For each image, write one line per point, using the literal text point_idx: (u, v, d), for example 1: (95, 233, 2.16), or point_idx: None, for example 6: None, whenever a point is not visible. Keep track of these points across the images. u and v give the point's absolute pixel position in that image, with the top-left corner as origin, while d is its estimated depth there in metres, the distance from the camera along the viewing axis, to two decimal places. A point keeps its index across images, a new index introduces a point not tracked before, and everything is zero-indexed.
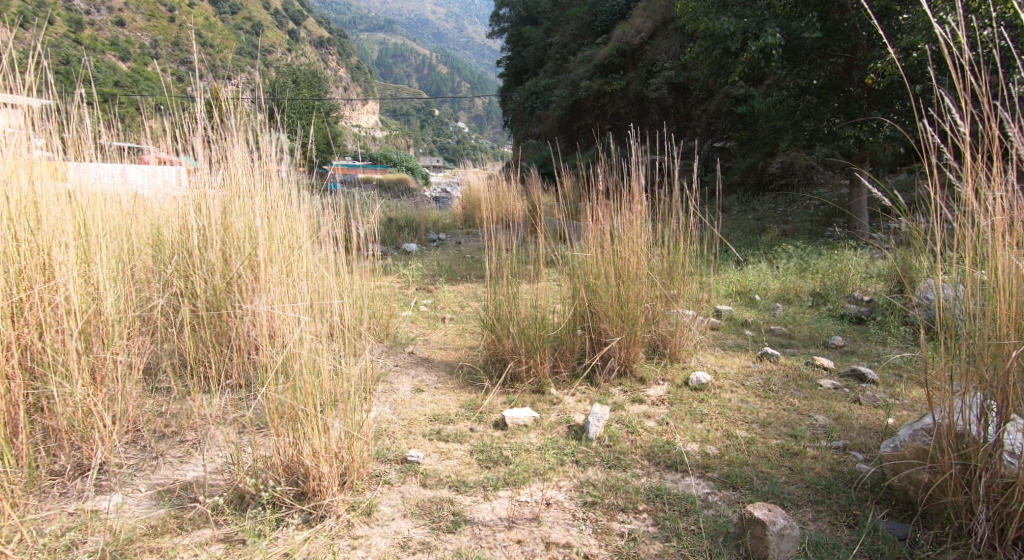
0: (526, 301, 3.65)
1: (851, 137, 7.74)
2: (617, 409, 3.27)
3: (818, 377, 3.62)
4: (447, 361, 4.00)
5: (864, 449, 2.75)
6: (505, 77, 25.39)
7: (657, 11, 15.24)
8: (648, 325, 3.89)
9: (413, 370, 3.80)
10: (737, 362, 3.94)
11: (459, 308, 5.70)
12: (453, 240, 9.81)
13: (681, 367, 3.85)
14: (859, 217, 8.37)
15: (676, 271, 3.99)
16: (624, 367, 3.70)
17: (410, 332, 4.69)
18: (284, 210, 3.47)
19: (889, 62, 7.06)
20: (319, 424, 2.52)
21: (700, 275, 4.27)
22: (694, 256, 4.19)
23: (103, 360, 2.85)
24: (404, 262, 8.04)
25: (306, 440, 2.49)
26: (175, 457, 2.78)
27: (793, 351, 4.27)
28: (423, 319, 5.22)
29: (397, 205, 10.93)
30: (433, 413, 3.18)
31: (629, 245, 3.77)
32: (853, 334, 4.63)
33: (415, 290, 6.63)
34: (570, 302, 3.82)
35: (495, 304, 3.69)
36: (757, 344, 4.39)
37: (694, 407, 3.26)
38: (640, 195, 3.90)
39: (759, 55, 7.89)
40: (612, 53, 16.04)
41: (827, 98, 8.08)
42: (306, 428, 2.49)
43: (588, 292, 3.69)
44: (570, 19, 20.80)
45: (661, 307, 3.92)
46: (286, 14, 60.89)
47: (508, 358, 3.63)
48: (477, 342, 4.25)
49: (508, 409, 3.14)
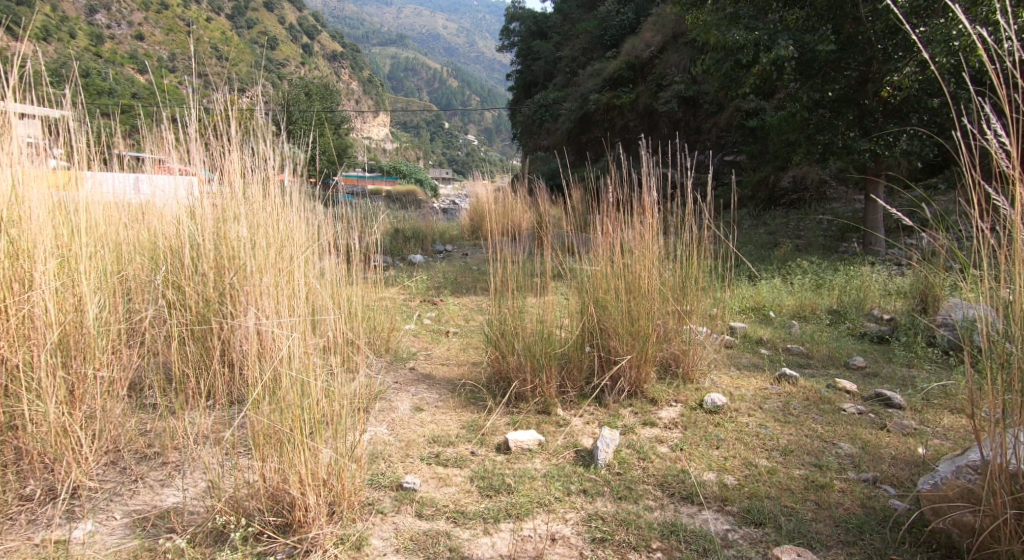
0: (533, 317, 3.48)
1: (867, 151, 7.61)
2: (628, 432, 3.09)
3: (841, 402, 3.43)
4: (448, 379, 3.82)
5: (896, 483, 2.56)
6: (515, 90, 25.34)
7: (667, 25, 15.14)
8: (660, 344, 3.71)
9: (413, 387, 3.62)
10: (754, 383, 3.75)
11: (464, 321, 5.53)
12: (461, 251, 9.66)
13: (695, 389, 3.66)
14: (875, 233, 8.17)
15: (689, 288, 3.81)
16: (634, 388, 3.52)
17: (412, 347, 4.51)
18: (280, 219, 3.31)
19: (906, 75, 6.91)
20: (306, 451, 2.34)
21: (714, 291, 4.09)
22: (709, 272, 4.01)
23: (83, 376, 2.70)
24: (410, 273, 7.88)
25: (292, 468, 2.32)
26: (156, 480, 2.62)
27: (813, 373, 4.07)
28: (426, 333, 5.05)
29: (403, 216, 10.79)
30: (433, 435, 2.99)
31: (640, 259, 3.60)
32: (876, 355, 4.44)
33: (420, 303, 6.46)
34: (578, 318, 3.65)
35: (500, 319, 3.52)
36: (775, 364, 4.21)
37: (710, 431, 3.07)
38: (652, 208, 3.74)
39: (772, 68, 7.72)
40: (621, 66, 15.95)
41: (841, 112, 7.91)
42: (292, 455, 2.32)
43: (598, 306, 3.52)
44: (580, 33, 20.73)
45: (674, 327, 3.74)
46: (298, 27, 61.18)
47: (513, 378, 3.45)
48: (482, 358, 4.08)
49: (511, 431, 2.95)
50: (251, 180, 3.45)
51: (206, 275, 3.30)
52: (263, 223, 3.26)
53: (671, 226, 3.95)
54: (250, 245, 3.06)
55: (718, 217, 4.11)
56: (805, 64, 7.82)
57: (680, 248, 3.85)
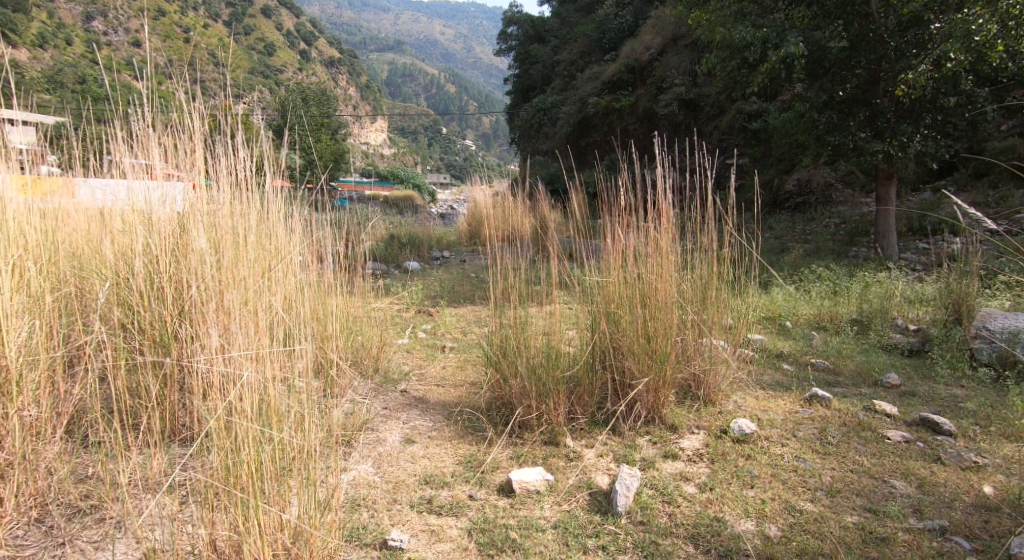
0: (538, 334, 3.13)
1: (879, 152, 7.15)
2: (647, 468, 2.74)
3: (884, 427, 3.05)
4: (444, 403, 3.45)
5: (969, 534, 2.28)
6: (513, 95, 25.02)
7: (667, 27, 14.79)
8: (679, 364, 3.34)
9: (404, 415, 3.24)
10: (782, 405, 3.38)
11: (462, 334, 5.16)
12: (458, 258, 9.31)
13: (717, 413, 3.30)
14: (888, 237, 7.79)
15: (709, 302, 3.45)
16: (651, 414, 3.15)
17: (404, 365, 4.15)
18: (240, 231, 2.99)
19: (921, 74, 6.52)
20: (261, 517, 2.13)
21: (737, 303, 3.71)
22: (730, 282, 3.64)
23: (5, 417, 2.50)
24: (405, 282, 7.52)
25: (248, 538, 2.12)
26: (89, 542, 2.36)
27: (845, 392, 3.70)
28: (418, 349, 4.66)
29: (400, 221, 10.42)
30: (424, 474, 2.65)
31: (656, 269, 3.25)
32: (908, 370, 4.09)
33: (414, 313, 6.10)
34: (586, 336, 3.29)
35: (501, 335, 3.16)
36: (801, 383, 3.84)
37: (742, 466, 2.72)
38: (669, 212, 3.38)
39: (781, 65, 7.34)
40: (621, 69, 15.60)
41: (851, 112, 7.45)
42: (250, 522, 2.12)
43: (604, 323, 3.17)
44: (577, 37, 20.40)
45: (691, 344, 3.36)
46: (296, 34, 61.00)
47: (516, 404, 3.08)
48: (480, 377, 3.71)
49: (515, 469, 2.63)
50: (217, 186, 3.11)
51: (161, 294, 3.00)
52: (225, 235, 2.92)
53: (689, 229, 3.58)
54: (206, 259, 2.71)
55: (740, 221, 3.74)
56: (815, 62, 7.45)
57: (699, 256, 3.48)
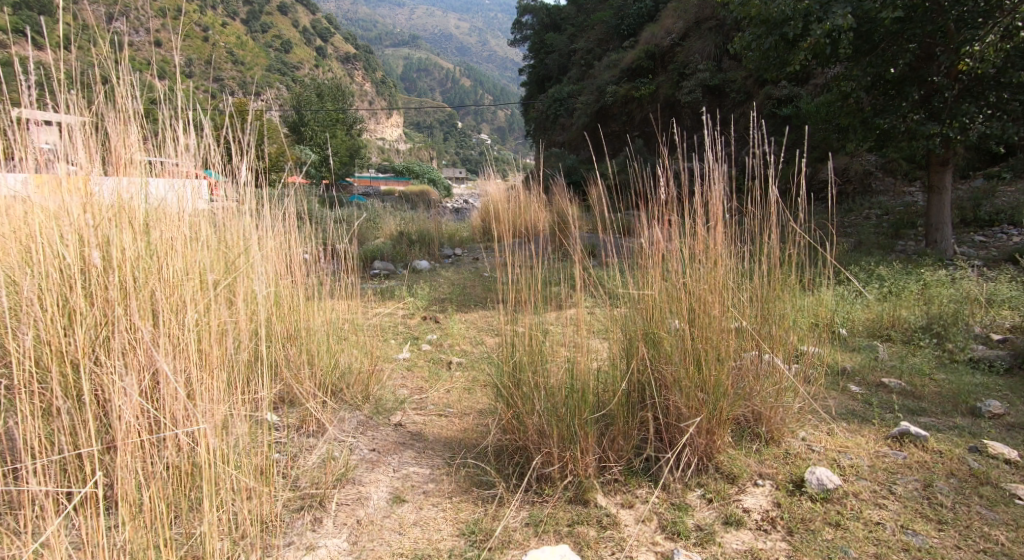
0: (560, 364, 2.53)
1: (935, 136, 6.32)
2: (706, 542, 2.19)
3: (1008, 482, 2.49)
4: (448, 440, 2.82)
5: None
6: (528, 86, 24.31)
7: (689, 10, 14.01)
8: (738, 398, 2.67)
9: (395, 459, 2.60)
10: (864, 445, 2.76)
11: (473, 346, 4.52)
12: (471, 256, 8.68)
13: (786, 455, 2.66)
14: (942, 229, 7.01)
15: (772, 318, 2.82)
16: (704, 461, 2.50)
17: (402, 388, 3.52)
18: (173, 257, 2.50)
19: (989, 45, 5.71)
20: None
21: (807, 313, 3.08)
22: (796, 291, 2.99)
23: None
24: (413, 284, 6.88)
25: None
26: None
27: (935, 423, 3.20)
28: (421, 365, 4.02)
29: (408, 216, 9.77)
30: (413, 553, 2.12)
31: (708, 281, 2.63)
32: (1007, 396, 3.51)
33: (419, 320, 5.46)
34: (619, 362, 2.66)
35: (514, 363, 2.55)
36: (879, 412, 3.21)
37: (831, 540, 2.20)
38: (720, 208, 2.75)
39: (826, 40, 6.55)
40: (641, 56, 14.81)
41: (903, 91, 6.60)
42: None
43: (642, 349, 2.55)
44: (595, 24, 19.65)
45: (751, 370, 2.71)
46: (308, 30, 60.67)
47: (532, 451, 2.46)
48: (491, 406, 3.06)
49: (532, 548, 2.11)
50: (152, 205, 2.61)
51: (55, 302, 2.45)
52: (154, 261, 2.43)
53: (745, 226, 2.94)
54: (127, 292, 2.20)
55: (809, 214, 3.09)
56: (864, 37, 6.62)
57: (757, 262, 2.86)
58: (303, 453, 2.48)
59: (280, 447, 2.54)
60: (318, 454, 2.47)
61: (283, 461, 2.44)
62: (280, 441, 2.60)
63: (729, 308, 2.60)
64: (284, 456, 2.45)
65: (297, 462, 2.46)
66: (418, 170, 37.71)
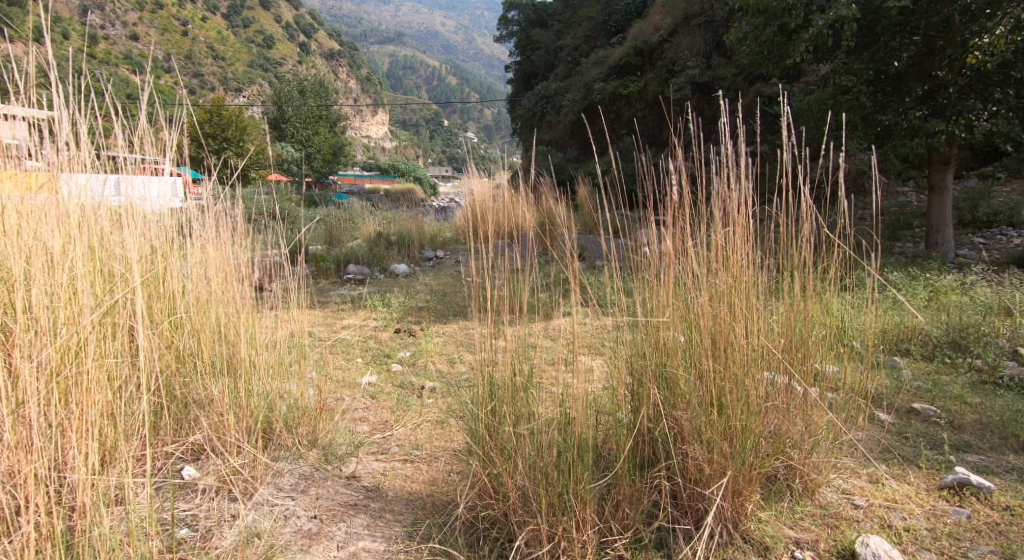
0: (549, 416, 2.08)
1: (941, 133, 5.51)
2: None
3: None
4: (410, 498, 2.31)
5: None
6: (513, 84, 23.87)
7: (679, 7, 13.55)
8: (773, 447, 2.14)
9: (343, 533, 2.11)
10: (914, 497, 2.22)
11: (449, 364, 4.01)
12: (454, 258, 8.16)
13: (826, 513, 2.14)
14: (943, 231, 6.17)
15: (808, 345, 2.29)
16: (730, 529, 2.01)
17: (361, 425, 2.99)
18: (39, 278, 2.06)
19: (1000, 38, 5.02)
20: None
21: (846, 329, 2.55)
22: (833, 305, 2.45)
23: None
24: (386, 291, 6.32)
25: None
26: None
27: (983, 453, 2.61)
28: (387, 393, 3.49)
29: (385, 216, 9.22)
30: None
31: (730, 304, 2.14)
32: None
33: (390, 332, 4.92)
34: (625, 405, 2.19)
35: (490, 414, 2.11)
36: (919, 436, 2.65)
37: None
38: (744, 213, 2.24)
39: (829, 32, 5.72)
40: (628, 52, 14.28)
41: (904, 86, 5.72)
42: None
43: (653, 391, 2.07)
44: (581, 21, 19.18)
45: (785, 410, 2.16)
46: (292, 27, 60.05)
47: (515, 523, 2.01)
48: (464, 449, 2.54)
49: None
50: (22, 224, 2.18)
51: None
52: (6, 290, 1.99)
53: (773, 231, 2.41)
54: None
55: (849, 214, 2.57)
56: (867, 27, 5.76)
57: (788, 272, 2.33)
58: (218, 531, 2.03)
59: (189, 525, 2.06)
60: (235, 532, 2.00)
61: (190, 545, 1.97)
62: (188, 514, 2.11)
63: (754, 339, 2.12)
64: (192, 536, 2.00)
65: (210, 543, 2.00)
66: (402, 167, 37.13)
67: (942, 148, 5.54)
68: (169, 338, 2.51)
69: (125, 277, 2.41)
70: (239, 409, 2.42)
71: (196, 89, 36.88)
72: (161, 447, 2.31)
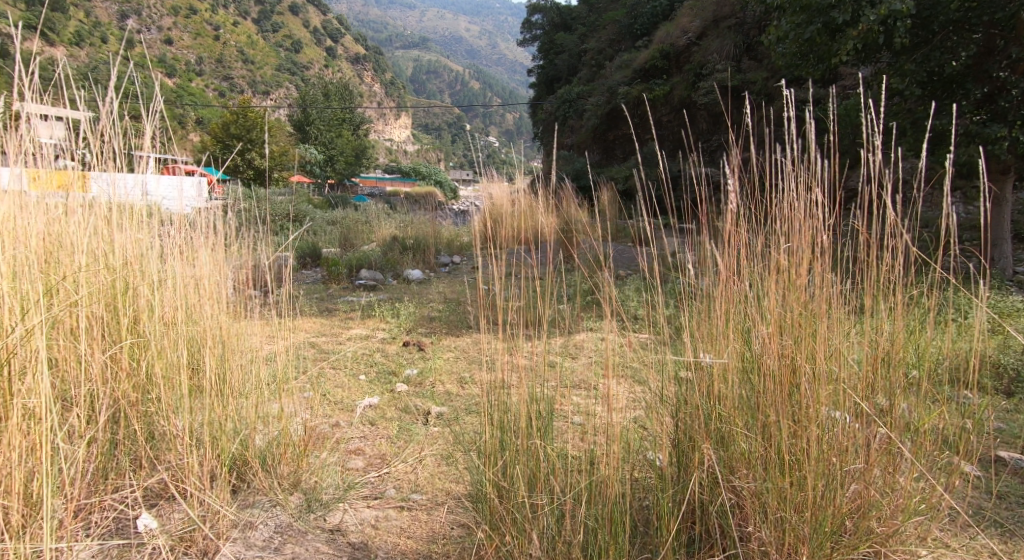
0: (569, 485, 1.86)
1: (1005, 139, 4.91)
2: None
3: None
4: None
5: None
6: (536, 88, 23.51)
7: (707, 8, 13.08)
8: (866, 520, 1.67)
9: None
10: None
11: (460, 385, 3.61)
12: (471, 264, 7.77)
13: None
14: (1000, 246, 5.63)
15: (897, 389, 1.77)
16: None
17: (355, 460, 2.59)
18: None
19: None
20: None
21: (942, 368, 2.07)
22: (924, 334, 1.97)
23: None
24: (397, 299, 5.96)
25: None
26: None
27: None
28: (387, 419, 3.07)
29: (401, 219, 8.87)
30: None
31: (798, 342, 1.73)
32: None
33: (398, 344, 4.53)
34: (672, 467, 1.80)
35: (504, 474, 1.91)
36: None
37: None
38: (817, 228, 1.82)
39: (880, 28, 5.16)
40: (654, 55, 13.81)
41: (963, 88, 5.14)
42: None
43: (705, 450, 1.69)
44: (606, 24, 18.75)
45: (878, 471, 1.69)
46: (316, 30, 60.34)
47: None
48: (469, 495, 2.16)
49: None
50: None
51: None
52: None
53: (858, 243, 1.94)
54: None
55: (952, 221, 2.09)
56: (922, 24, 5.16)
57: (877, 299, 1.85)
58: None
59: None
60: None
61: None
62: None
63: (828, 383, 1.72)
64: None
65: None
66: (423, 171, 36.88)
67: (1005, 156, 4.95)
68: (128, 364, 2.09)
69: (75, 292, 2.06)
70: (203, 448, 2.03)
71: (223, 92, 37.23)
72: (108, 494, 1.92)
